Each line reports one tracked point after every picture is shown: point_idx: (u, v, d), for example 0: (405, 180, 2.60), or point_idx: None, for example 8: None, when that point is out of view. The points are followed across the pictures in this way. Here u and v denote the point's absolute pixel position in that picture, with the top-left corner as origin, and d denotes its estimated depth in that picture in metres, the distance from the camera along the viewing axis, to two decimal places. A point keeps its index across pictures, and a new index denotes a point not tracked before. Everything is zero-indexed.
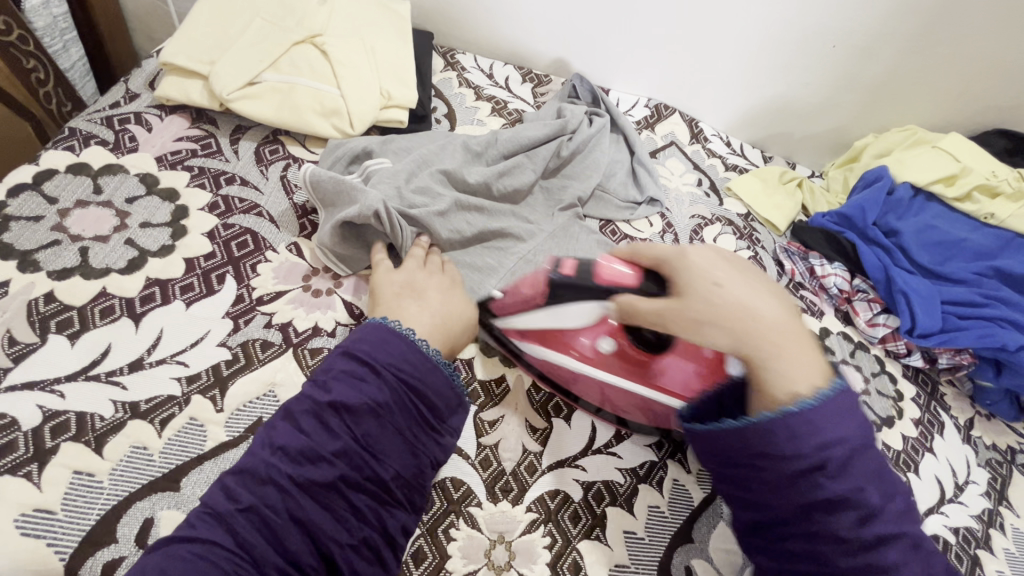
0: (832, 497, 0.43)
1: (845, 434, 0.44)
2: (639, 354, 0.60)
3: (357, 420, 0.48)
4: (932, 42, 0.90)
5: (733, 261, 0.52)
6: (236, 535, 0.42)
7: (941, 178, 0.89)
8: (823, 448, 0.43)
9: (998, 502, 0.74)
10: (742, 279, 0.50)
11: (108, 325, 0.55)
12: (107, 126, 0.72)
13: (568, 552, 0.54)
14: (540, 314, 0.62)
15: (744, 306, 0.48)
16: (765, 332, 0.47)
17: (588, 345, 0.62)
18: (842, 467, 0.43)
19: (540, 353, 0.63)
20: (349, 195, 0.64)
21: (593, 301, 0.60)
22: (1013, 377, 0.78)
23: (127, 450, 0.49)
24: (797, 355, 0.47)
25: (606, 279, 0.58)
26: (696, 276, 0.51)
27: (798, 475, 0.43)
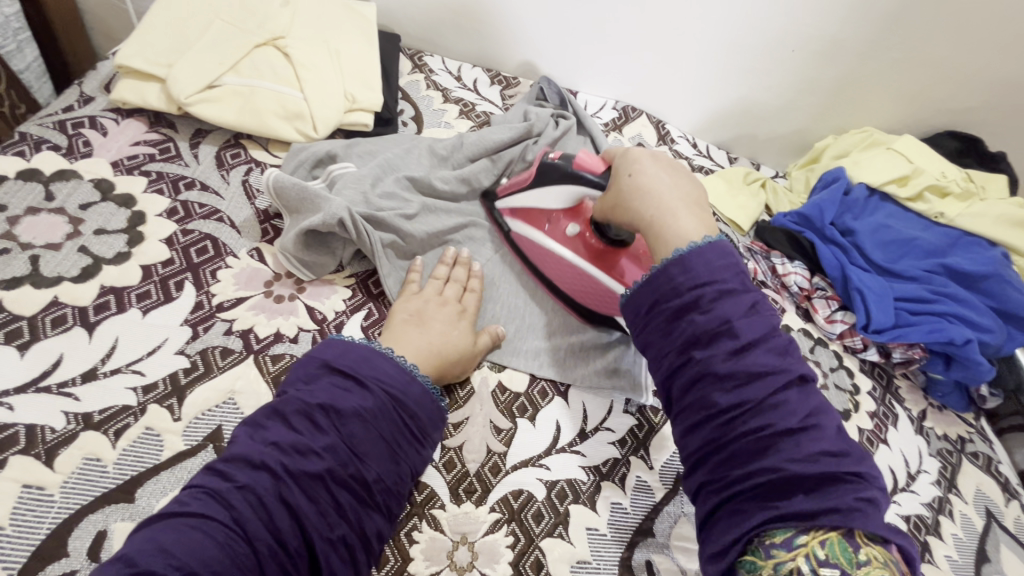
0: (702, 331, 0.48)
1: (720, 279, 0.49)
2: (601, 247, 0.69)
3: (345, 421, 0.49)
4: (884, 46, 0.93)
5: (656, 154, 0.61)
6: (232, 510, 0.42)
7: (894, 179, 0.92)
8: (695, 287, 0.49)
9: (948, 490, 0.77)
10: (651, 165, 0.59)
11: (61, 335, 0.54)
12: (59, 131, 0.70)
13: (531, 550, 0.55)
14: (529, 194, 0.72)
15: (644, 187, 0.58)
16: (649, 209, 0.57)
17: (560, 228, 0.71)
18: (713, 303, 0.48)
19: (521, 230, 0.74)
20: (312, 202, 0.64)
21: (565, 184, 0.68)
22: (961, 370, 0.82)
23: (79, 462, 0.48)
24: (681, 219, 0.55)
25: (579, 165, 0.66)
26: (620, 169, 0.61)
27: (676, 313, 0.50)
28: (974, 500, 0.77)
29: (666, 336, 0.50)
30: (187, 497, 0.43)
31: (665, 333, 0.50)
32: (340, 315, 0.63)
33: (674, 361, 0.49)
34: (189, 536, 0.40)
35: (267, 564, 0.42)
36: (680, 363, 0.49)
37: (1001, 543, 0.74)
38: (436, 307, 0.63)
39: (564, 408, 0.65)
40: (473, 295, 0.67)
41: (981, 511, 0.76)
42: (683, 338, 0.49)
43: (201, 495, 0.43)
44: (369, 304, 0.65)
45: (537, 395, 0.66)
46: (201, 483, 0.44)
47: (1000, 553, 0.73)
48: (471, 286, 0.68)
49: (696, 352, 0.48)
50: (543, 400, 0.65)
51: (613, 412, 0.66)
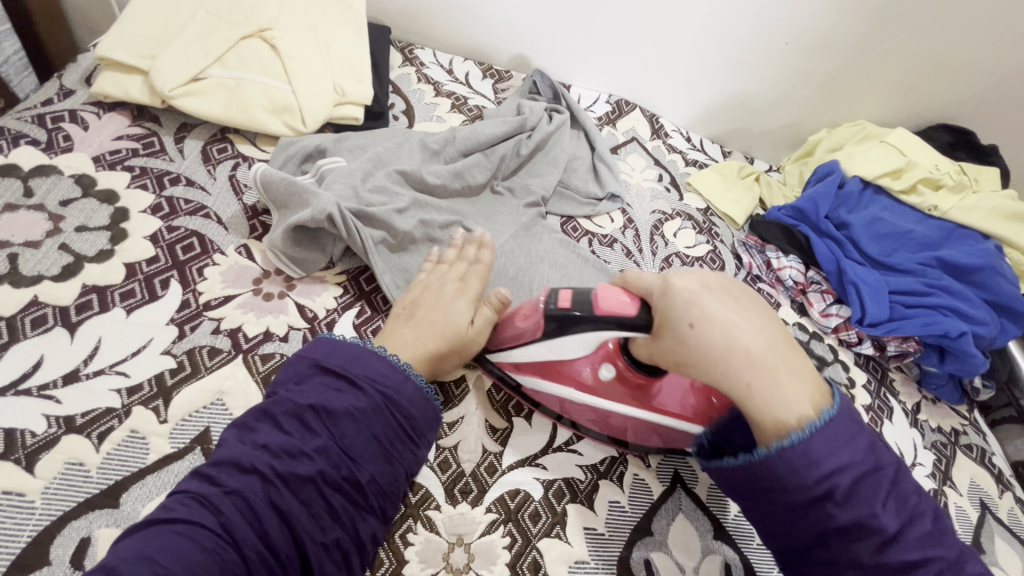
0: (844, 525, 0.44)
1: (849, 459, 0.45)
2: (640, 381, 0.59)
3: (337, 423, 0.48)
4: (877, 39, 0.93)
5: (716, 288, 0.51)
6: (221, 517, 0.41)
7: (888, 171, 0.92)
8: (824, 479, 0.44)
9: (943, 482, 0.77)
10: (720, 308, 0.49)
11: (41, 335, 0.53)
12: (39, 125, 0.68)
13: (528, 551, 0.54)
14: (536, 348, 0.59)
15: (725, 344, 0.48)
16: (743, 371, 0.47)
17: (587, 374, 0.60)
18: (850, 493, 0.44)
19: (538, 384, 0.62)
20: (301, 198, 0.62)
21: (587, 335, 0.54)
22: (955, 362, 0.81)
23: (62, 466, 0.46)
24: (782, 384, 0.47)
25: (603, 310, 0.52)
26: (675, 314, 0.50)
27: (808, 503, 0.45)
28: (968, 492, 0.77)
29: (795, 522, 0.47)
30: (173, 502, 0.42)
31: (793, 518, 0.47)
32: (332, 312, 0.62)
33: (807, 541, 0.47)
34: (177, 543, 0.39)
35: (255, 569, 0.41)
36: (814, 543, 0.47)
37: (995, 534, 0.75)
38: (432, 292, 0.61)
39: None
40: (476, 278, 0.63)
41: (975, 503, 0.77)
42: (821, 528, 0.45)
43: (189, 501, 0.42)
44: (361, 302, 0.64)
45: (533, 394, 0.65)
46: (193, 488, 0.43)
47: (995, 545, 0.73)
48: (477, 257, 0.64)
49: (835, 540, 0.46)
50: (540, 399, 0.65)
51: None
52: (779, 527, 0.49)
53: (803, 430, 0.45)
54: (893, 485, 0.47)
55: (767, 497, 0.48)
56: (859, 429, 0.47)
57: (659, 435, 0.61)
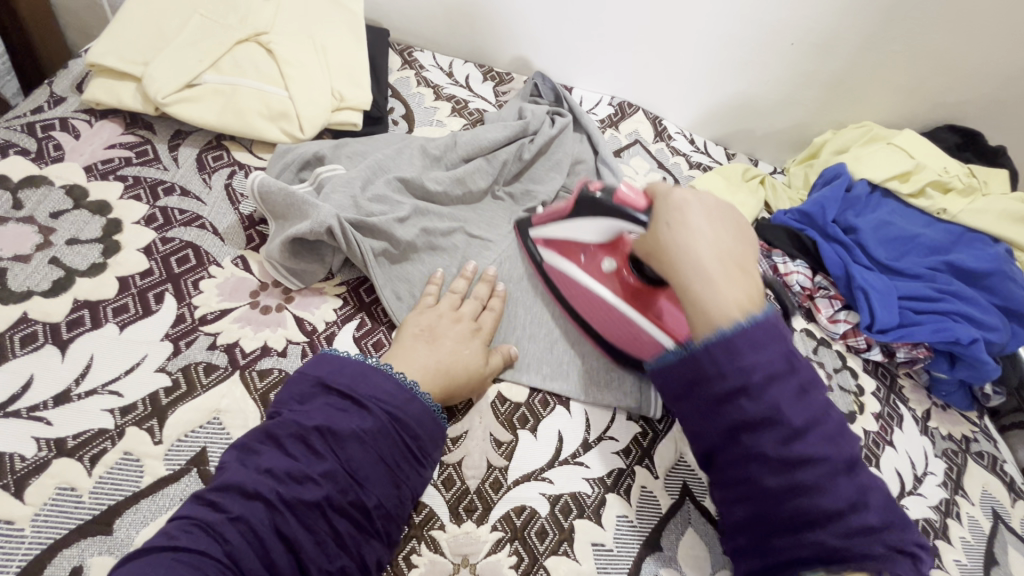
0: (752, 418, 0.46)
1: (769, 366, 0.46)
2: (639, 287, 0.64)
3: (343, 445, 0.46)
4: (884, 39, 0.91)
5: (700, 199, 0.53)
6: (227, 545, 0.40)
7: (896, 175, 0.91)
8: (739, 372, 0.46)
9: (954, 492, 0.75)
10: (697, 214, 0.52)
11: (31, 354, 0.51)
12: (28, 134, 0.66)
13: (535, 570, 0.53)
14: (564, 225, 0.68)
15: (682, 242, 0.51)
16: (689, 267, 0.50)
17: (596, 262, 0.67)
18: (762, 389, 0.46)
19: (554, 261, 0.70)
20: (300, 208, 0.61)
21: (602, 219, 0.63)
22: (966, 369, 0.80)
23: (53, 491, 0.45)
24: (724, 287, 0.48)
25: (619, 199, 0.60)
26: (661, 213, 0.54)
27: (722, 398, 0.47)
28: (980, 501, 0.76)
29: (710, 419, 0.48)
30: (176, 530, 0.40)
31: (709, 415, 0.49)
32: (332, 325, 0.60)
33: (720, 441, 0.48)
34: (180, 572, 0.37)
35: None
36: (726, 442, 0.48)
37: (1008, 544, 0.73)
38: (449, 324, 0.60)
39: (567, 419, 0.63)
40: (491, 319, 0.64)
41: (988, 512, 0.75)
42: (774, 481, 0.45)
43: (191, 528, 0.40)
44: (361, 315, 0.62)
45: (539, 406, 0.63)
46: (197, 514, 0.41)
47: (1008, 555, 0.72)
48: (491, 306, 0.65)
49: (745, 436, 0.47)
50: (545, 411, 0.63)
51: (616, 420, 0.64)
52: (698, 428, 0.50)
53: (728, 326, 0.47)
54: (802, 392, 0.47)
55: (698, 417, 0.50)
56: (783, 338, 0.47)
57: (637, 344, 0.64)
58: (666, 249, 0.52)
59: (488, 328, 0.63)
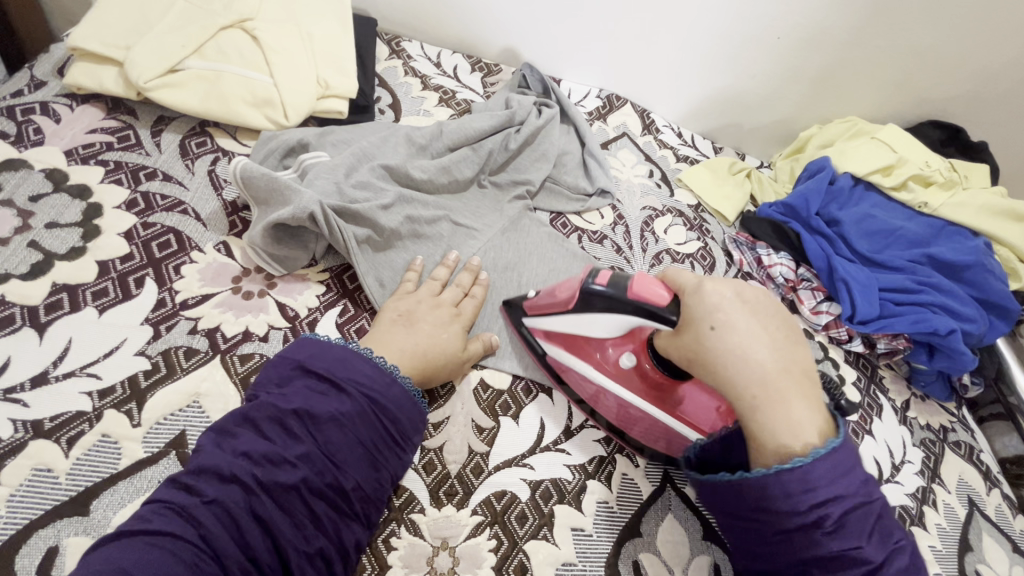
0: (830, 554, 0.43)
1: (843, 491, 0.43)
2: (660, 379, 0.60)
3: (321, 428, 0.47)
4: (869, 34, 0.92)
5: (744, 301, 0.49)
6: (201, 528, 0.40)
7: (879, 168, 0.92)
8: (819, 506, 0.43)
9: (931, 480, 0.77)
10: (744, 319, 0.48)
11: (8, 336, 0.51)
12: (8, 117, 0.65)
13: (515, 553, 0.53)
14: (569, 319, 0.61)
15: (734, 351, 0.47)
16: (753, 381, 0.46)
17: (610, 358, 0.62)
18: (840, 525, 0.43)
19: (560, 356, 0.63)
20: (283, 195, 0.60)
21: (620, 315, 0.56)
22: (945, 360, 0.81)
23: (29, 472, 0.45)
24: (793, 405, 0.46)
25: (637, 294, 0.54)
26: (699, 313, 0.50)
27: (793, 529, 0.44)
28: (957, 489, 0.77)
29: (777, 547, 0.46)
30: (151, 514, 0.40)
31: (779, 543, 0.45)
32: (314, 311, 0.61)
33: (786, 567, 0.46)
34: (155, 557, 0.37)
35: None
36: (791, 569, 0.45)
37: (983, 531, 0.75)
38: (429, 309, 0.61)
39: (549, 407, 0.64)
40: (473, 306, 0.65)
41: (963, 500, 0.77)
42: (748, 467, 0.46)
43: (164, 511, 0.40)
44: (343, 301, 0.62)
45: (521, 394, 0.64)
46: (171, 498, 0.41)
47: (982, 542, 0.74)
48: (472, 293, 0.66)
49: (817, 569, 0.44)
50: (527, 399, 0.64)
51: None
52: (760, 550, 0.47)
53: (806, 454, 0.44)
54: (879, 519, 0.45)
55: (763, 538, 0.47)
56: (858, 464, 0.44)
57: (666, 441, 0.60)
58: (718, 358, 0.47)
59: (469, 315, 0.63)
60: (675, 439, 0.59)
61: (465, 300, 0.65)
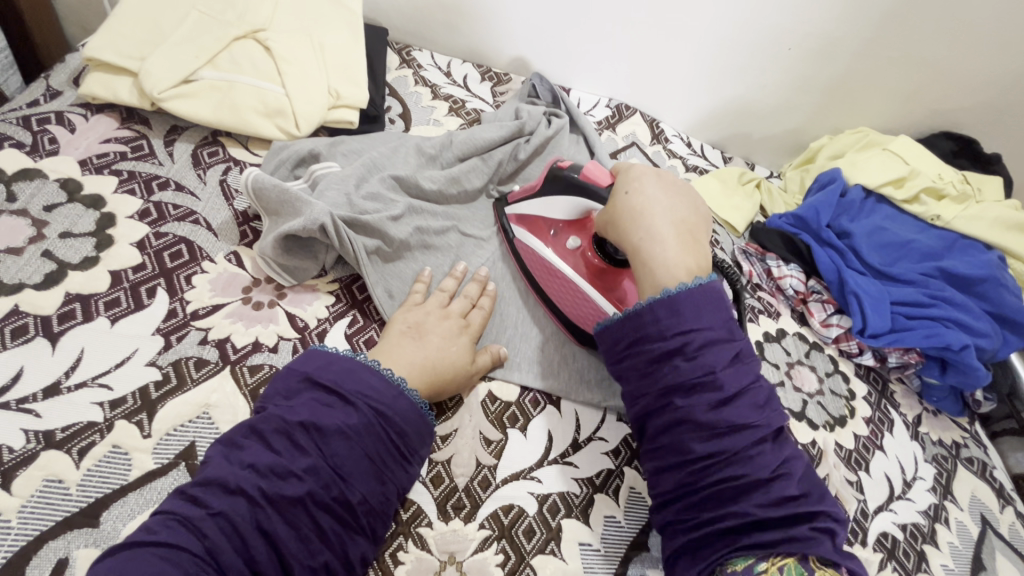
0: (690, 381, 0.48)
1: (706, 325, 0.50)
2: (601, 265, 0.66)
3: (327, 441, 0.46)
4: (881, 45, 0.92)
5: (658, 177, 0.59)
6: (206, 540, 0.40)
7: (891, 180, 0.91)
8: (683, 331, 0.50)
9: (943, 497, 0.76)
10: (653, 186, 0.58)
11: (22, 346, 0.51)
12: (24, 127, 0.66)
13: (522, 569, 0.53)
14: (533, 201, 0.69)
15: (637, 208, 0.56)
16: (643, 229, 0.55)
17: (561, 242, 0.69)
18: (698, 352, 0.49)
19: (523, 237, 0.71)
20: (293, 206, 0.61)
21: (570, 196, 0.64)
22: (957, 375, 0.80)
23: (40, 483, 0.45)
24: (676, 249, 0.55)
25: (585, 176, 0.63)
26: (619, 184, 0.60)
27: (660, 357, 0.50)
28: (969, 506, 0.76)
29: (647, 377, 0.51)
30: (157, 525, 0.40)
31: (647, 373, 0.51)
32: (323, 322, 0.61)
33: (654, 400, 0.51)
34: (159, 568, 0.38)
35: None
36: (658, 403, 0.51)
37: (996, 550, 0.74)
38: (439, 322, 0.61)
39: (557, 419, 0.63)
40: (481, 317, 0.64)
41: (976, 518, 0.75)
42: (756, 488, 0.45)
43: (172, 523, 0.41)
44: (353, 312, 0.62)
45: (529, 405, 0.63)
46: (175, 509, 0.42)
47: (996, 561, 0.72)
48: (479, 304, 0.66)
49: (677, 398, 0.49)
50: (535, 410, 0.63)
51: (606, 420, 0.64)
52: (637, 390, 0.52)
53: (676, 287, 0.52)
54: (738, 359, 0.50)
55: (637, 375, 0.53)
56: (722, 302, 0.51)
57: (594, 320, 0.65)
58: (624, 214, 0.57)
59: (477, 326, 0.63)
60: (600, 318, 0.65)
61: (472, 311, 0.65)
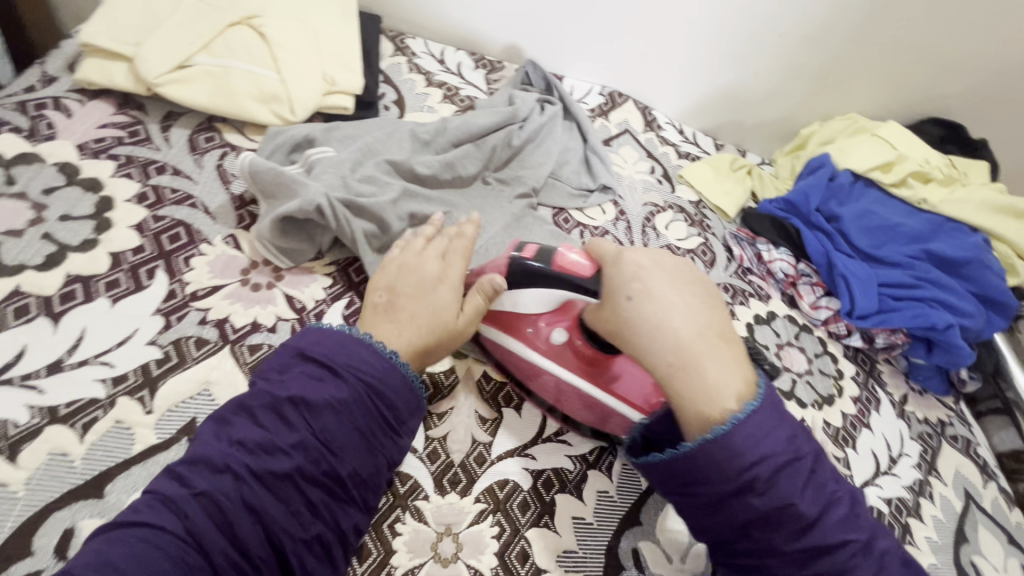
0: (766, 514, 0.45)
1: (770, 452, 0.46)
2: (593, 354, 0.60)
3: (316, 415, 0.47)
4: (871, 31, 0.93)
5: (655, 268, 0.51)
6: (186, 520, 0.41)
7: (879, 165, 0.92)
8: (748, 469, 0.45)
9: (928, 473, 0.77)
10: (655, 286, 0.50)
11: (24, 325, 0.52)
12: (21, 112, 0.67)
13: (516, 541, 0.54)
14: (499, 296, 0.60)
15: (650, 319, 0.49)
16: (670, 349, 0.48)
17: (544, 336, 0.61)
18: (770, 484, 0.45)
19: (496, 337, 0.63)
20: (290, 188, 0.62)
21: (552, 291, 0.57)
22: (943, 354, 0.83)
23: (46, 457, 0.46)
24: (707, 370, 0.48)
25: (563, 267, 0.55)
26: (618, 285, 0.51)
27: (730, 495, 0.46)
28: (953, 482, 0.78)
29: (718, 515, 0.47)
30: (143, 505, 0.41)
31: (714, 511, 0.47)
32: (321, 303, 0.62)
33: (729, 533, 0.47)
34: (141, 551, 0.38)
35: (225, 574, 0.40)
36: (737, 534, 0.47)
37: (979, 523, 0.76)
38: (413, 274, 0.58)
39: None
40: (461, 259, 0.60)
41: (960, 492, 0.77)
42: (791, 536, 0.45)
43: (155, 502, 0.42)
44: (350, 293, 0.63)
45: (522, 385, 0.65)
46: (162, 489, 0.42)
47: (978, 534, 0.75)
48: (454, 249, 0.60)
49: (757, 531, 0.46)
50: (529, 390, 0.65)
51: None
52: (703, 524, 0.49)
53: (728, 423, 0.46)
54: (812, 473, 0.47)
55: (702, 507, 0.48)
56: (783, 422, 0.47)
57: (607, 418, 0.60)
58: (637, 329, 0.49)
59: (456, 274, 0.58)
60: (610, 416, 0.59)
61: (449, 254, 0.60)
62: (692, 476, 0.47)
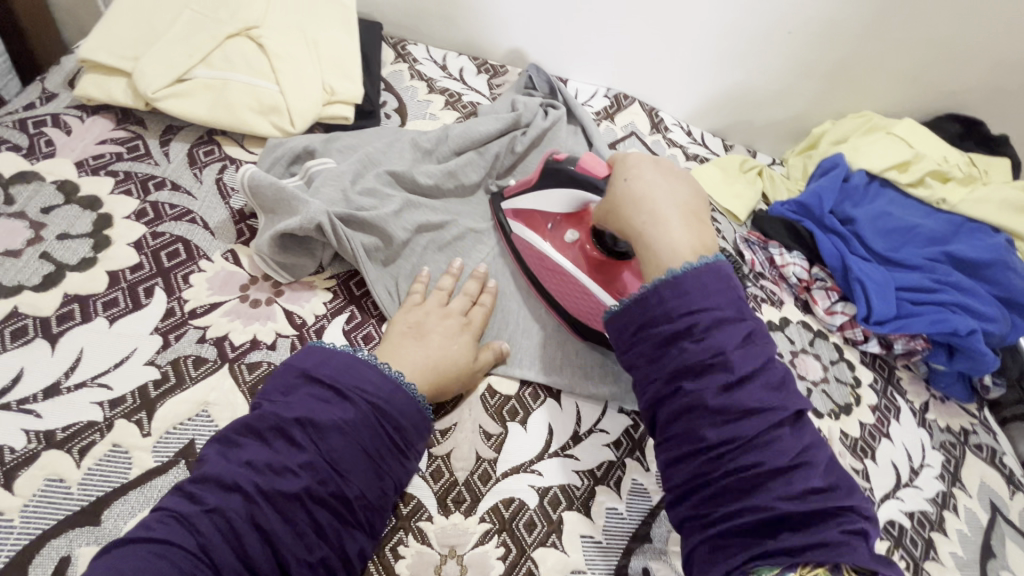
0: (695, 361, 0.46)
1: (710, 305, 0.47)
2: (601, 257, 0.65)
3: (323, 436, 0.46)
4: (885, 27, 0.90)
5: (652, 160, 0.57)
6: (200, 536, 0.40)
7: (895, 164, 0.89)
8: (688, 313, 0.47)
9: (951, 484, 0.75)
10: (648, 171, 0.55)
11: (22, 347, 0.52)
12: (21, 130, 0.66)
13: (523, 562, 0.53)
14: (529, 196, 0.68)
15: (636, 193, 0.54)
16: (644, 213, 0.53)
17: (559, 237, 0.67)
18: (704, 330, 0.46)
19: (521, 233, 0.69)
20: (290, 205, 0.61)
21: (567, 189, 0.63)
22: (965, 361, 0.79)
23: (42, 483, 0.45)
24: (675, 231, 0.51)
25: (580, 166, 0.61)
26: (617, 172, 0.57)
27: (667, 339, 0.48)
28: (978, 493, 0.75)
29: (658, 363, 0.48)
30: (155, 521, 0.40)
31: (654, 361, 0.49)
32: (321, 319, 0.61)
33: (663, 389, 0.48)
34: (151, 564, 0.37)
35: None
36: (668, 391, 0.48)
37: (1006, 537, 0.73)
38: (439, 317, 0.61)
39: (557, 412, 0.63)
40: (482, 312, 0.64)
41: (985, 504, 0.75)
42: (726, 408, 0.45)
43: (168, 519, 0.40)
44: (351, 308, 0.62)
45: (528, 398, 0.63)
46: (172, 506, 0.41)
47: (1005, 548, 0.72)
48: (480, 301, 0.65)
49: (686, 383, 0.47)
50: (534, 404, 0.63)
51: (607, 412, 0.64)
52: (643, 378, 0.50)
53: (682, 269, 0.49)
54: (748, 341, 0.47)
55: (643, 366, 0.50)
56: (731, 285, 0.49)
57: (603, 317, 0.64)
58: (624, 200, 0.55)
59: (478, 326, 0.62)
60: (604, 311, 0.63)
61: (472, 308, 0.64)
62: (641, 317, 0.49)
